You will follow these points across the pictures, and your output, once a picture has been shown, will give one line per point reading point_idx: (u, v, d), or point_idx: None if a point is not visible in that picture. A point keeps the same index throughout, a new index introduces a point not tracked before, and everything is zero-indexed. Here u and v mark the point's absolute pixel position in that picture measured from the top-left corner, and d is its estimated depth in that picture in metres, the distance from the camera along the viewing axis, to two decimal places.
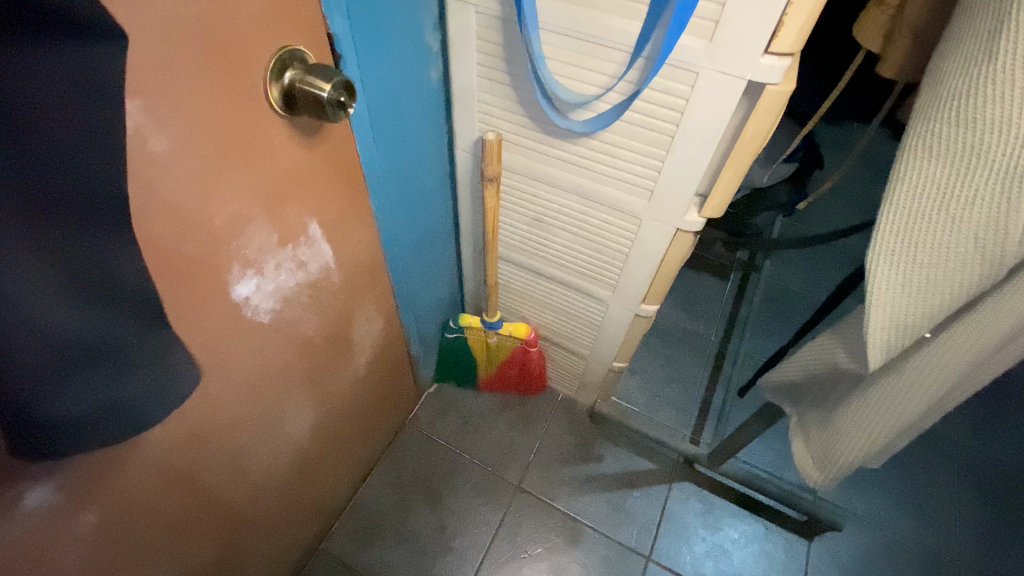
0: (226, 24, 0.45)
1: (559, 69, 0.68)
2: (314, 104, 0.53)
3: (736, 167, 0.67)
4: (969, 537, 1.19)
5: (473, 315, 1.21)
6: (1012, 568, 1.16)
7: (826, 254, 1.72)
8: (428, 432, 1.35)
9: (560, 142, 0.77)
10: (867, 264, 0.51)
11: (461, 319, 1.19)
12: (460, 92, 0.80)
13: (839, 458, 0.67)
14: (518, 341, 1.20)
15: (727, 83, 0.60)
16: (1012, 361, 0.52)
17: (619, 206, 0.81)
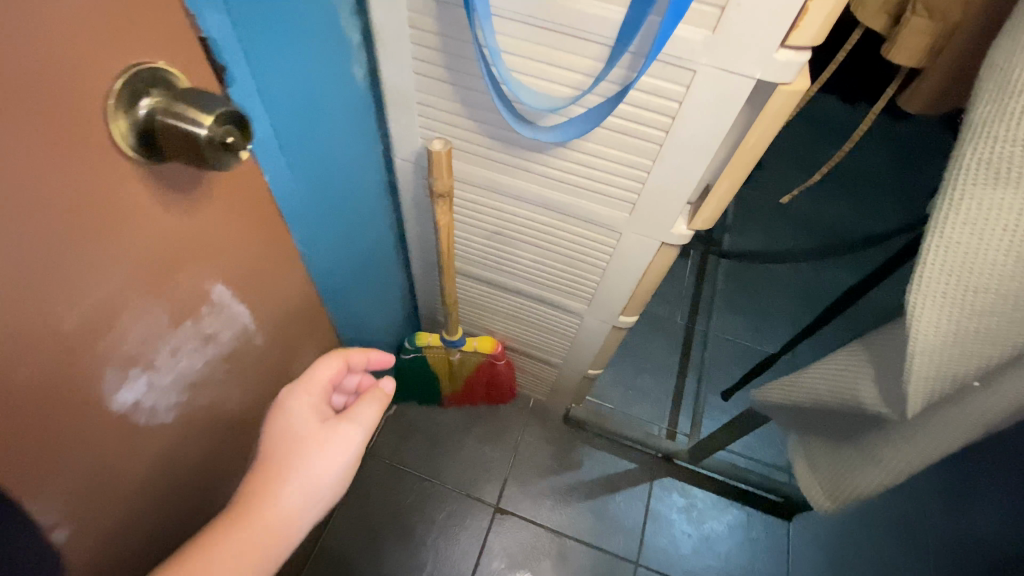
0: (12, 45, 0.28)
1: (520, 67, 0.54)
2: (187, 147, 0.37)
3: (732, 178, 0.57)
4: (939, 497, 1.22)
5: (433, 332, 1.08)
6: (981, 517, 1.17)
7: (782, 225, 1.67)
8: (392, 460, 1.23)
9: (521, 152, 0.64)
10: (909, 306, 0.43)
11: (420, 339, 1.06)
12: (393, 93, 0.64)
13: (851, 487, 0.62)
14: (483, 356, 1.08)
15: (732, 83, 0.48)
16: None
17: (594, 220, 0.70)
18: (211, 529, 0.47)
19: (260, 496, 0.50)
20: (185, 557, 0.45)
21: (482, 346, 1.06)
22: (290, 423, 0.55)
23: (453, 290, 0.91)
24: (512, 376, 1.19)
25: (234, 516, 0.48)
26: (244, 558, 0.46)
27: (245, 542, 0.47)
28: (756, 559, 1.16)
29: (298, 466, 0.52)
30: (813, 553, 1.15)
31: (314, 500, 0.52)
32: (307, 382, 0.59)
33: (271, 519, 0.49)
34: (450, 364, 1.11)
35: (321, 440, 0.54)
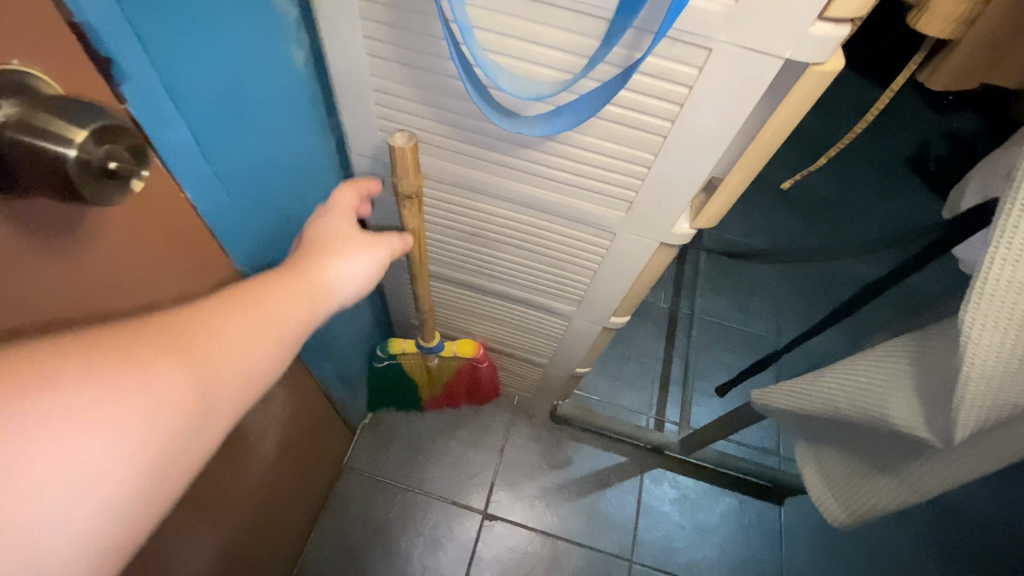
0: None
1: (496, 47, 0.44)
2: (51, 175, 0.27)
3: (744, 173, 0.50)
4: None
5: (408, 338, 0.98)
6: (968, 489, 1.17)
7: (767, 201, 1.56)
8: (371, 472, 1.15)
9: (499, 145, 0.55)
10: (964, 326, 0.38)
11: (394, 346, 0.96)
12: (343, 78, 0.54)
13: (867, 501, 0.57)
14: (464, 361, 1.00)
15: (754, 64, 0.40)
16: None
17: (584, 219, 0.62)
18: (236, 296, 0.38)
19: (289, 281, 0.42)
20: (195, 314, 0.35)
21: (462, 351, 0.98)
22: (324, 236, 0.49)
23: (426, 296, 0.82)
24: (495, 378, 1.12)
25: (262, 290, 0.40)
26: (262, 333, 0.38)
27: (262, 322, 0.38)
28: (750, 547, 1.14)
29: (326, 267, 0.46)
30: (805, 536, 1.15)
31: (333, 302, 0.46)
32: (334, 206, 0.53)
33: (292, 302, 0.41)
34: (429, 372, 1.01)
35: (349, 250, 0.49)
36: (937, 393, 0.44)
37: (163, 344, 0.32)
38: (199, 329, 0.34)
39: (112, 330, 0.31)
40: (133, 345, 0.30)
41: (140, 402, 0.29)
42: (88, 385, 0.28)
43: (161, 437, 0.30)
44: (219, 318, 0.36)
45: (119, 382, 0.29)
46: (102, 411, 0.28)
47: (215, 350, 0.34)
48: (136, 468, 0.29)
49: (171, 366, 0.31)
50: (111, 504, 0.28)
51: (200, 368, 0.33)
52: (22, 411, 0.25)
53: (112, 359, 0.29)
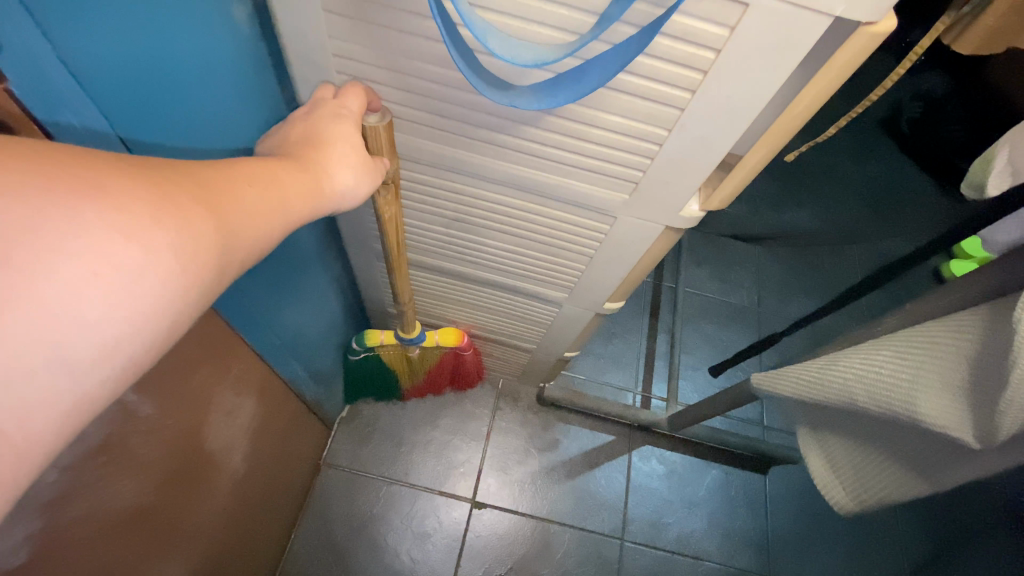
0: None
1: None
2: None
3: (767, 151, 0.44)
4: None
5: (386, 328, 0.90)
6: None
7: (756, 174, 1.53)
8: (351, 467, 1.10)
9: (489, 120, 0.47)
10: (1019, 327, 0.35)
11: (370, 339, 0.88)
12: (296, 42, 0.44)
13: (878, 490, 0.55)
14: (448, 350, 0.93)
15: (797, 23, 0.34)
16: None
17: (581, 202, 0.55)
18: (259, 167, 0.33)
19: (300, 172, 0.36)
20: (219, 170, 0.30)
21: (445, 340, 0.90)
22: (332, 133, 0.41)
23: (406, 285, 0.74)
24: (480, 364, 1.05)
25: (278, 171, 0.34)
26: (283, 209, 0.33)
27: (281, 195, 0.33)
28: (738, 518, 1.15)
29: (332, 170, 0.39)
30: (791, 504, 1.17)
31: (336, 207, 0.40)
32: (340, 98, 0.44)
33: (304, 194, 0.35)
34: (410, 362, 0.94)
35: (359, 154, 0.42)
36: (982, 392, 0.41)
37: (195, 182, 0.27)
38: (226, 183, 0.29)
39: (136, 158, 0.26)
40: (168, 178, 0.26)
41: (180, 234, 0.25)
42: (127, 205, 0.23)
43: (193, 280, 0.26)
44: (247, 177, 0.31)
45: (159, 212, 0.24)
46: (143, 232, 0.23)
47: (241, 203, 0.30)
48: (167, 303, 0.25)
49: (205, 205, 0.27)
50: (136, 337, 0.24)
51: (228, 220, 0.28)
52: (56, 213, 0.21)
53: (152, 185, 0.25)
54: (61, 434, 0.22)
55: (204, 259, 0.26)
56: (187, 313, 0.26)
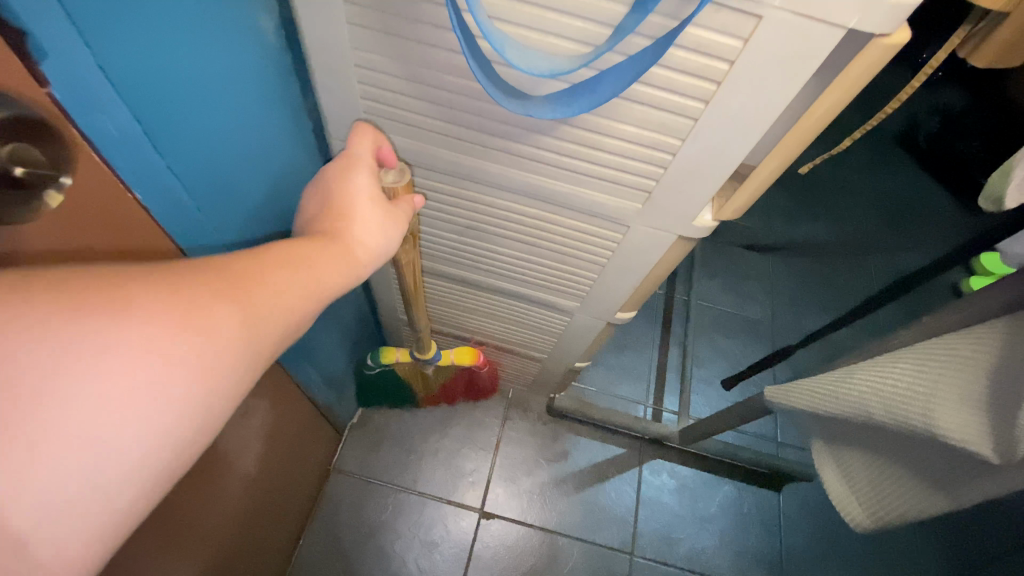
0: None
1: (505, 11, 0.37)
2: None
3: (781, 161, 0.44)
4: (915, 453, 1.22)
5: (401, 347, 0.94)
6: None
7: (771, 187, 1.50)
8: (360, 473, 1.10)
9: (505, 128, 0.48)
10: None
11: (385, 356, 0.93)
12: (320, 52, 0.46)
13: (896, 507, 0.54)
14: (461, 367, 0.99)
15: (810, 34, 0.34)
16: None
17: (594, 211, 0.56)
18: (292, 254, 0.38)
19: (329, 251, 0.40)
20: (250, 263, 0.35)
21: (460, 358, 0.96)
22: (357, 196, 0.45)
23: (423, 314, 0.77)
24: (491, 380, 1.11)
25: (311, 254, 0.39)
26: (311, 295, 0.38)
27: (309, 280, 0.38)
28: (750, 535, 1.13)
29: (361, 239, 0.43)
30: (805, 522, 1.14)
31: (359, 264, 0.43)
32: (357, 156, 0.47)
33: (335, 278, 0.40)
34: (424, 377, 1.00)
35: (383, 214, 0.46)
36: (1006, 407, 0.40)
37: (227, 285, 0.32)
38: (258, 278, 0.34)
39: (178, 267, 0.31)
40: (203, 288, 0.31)
41: (207, 339, 0.30)
42: (166, 321, 0.28)
43: (222, 376, 0.30)
44: (277, 269, 0.36)
45: (188, 323, 0.29)
46: (176, 342, 0.28)
47: (269, 296, 0.34)
48: (199, 401, 0.29)
49: (230, 309, 0.31)
50: (175, 432, 0.28)
51: (253, 318, 0.33)
52: (110, 337, 0.26)
53: (185, 298, 0.30)
54: (99, 525, 0.26)
55: (229, 359, 0.31)
56: (218, 403, 0.31)
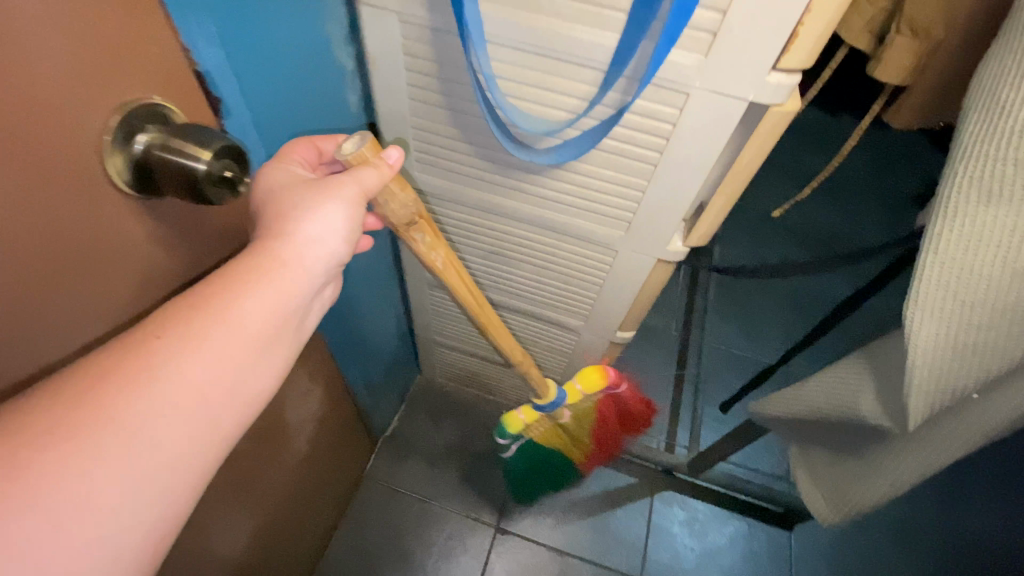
0: (21, 92, 0.28)
1: (515, 91, 0.54)
2: (184, 183, 0.36)
3: (727, 196, 0.58)
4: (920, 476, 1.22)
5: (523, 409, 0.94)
6: (977, 522, 1.18)
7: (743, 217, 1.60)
8: (389, 483, 1.21)
9: (517, 173, 0.65)
10: (907, 323, 0.44)
11: (513, 425, 0.92)
12: (388, 117, 0.64)
13: (852, 502, 0.62)
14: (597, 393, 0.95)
15: (725, 105, 0.49)
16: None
17: (590, 238, 0.70)
18: (197, 303, 0.35)
19: (241, 274, 0.37)
20: (143, 347, 0.33)
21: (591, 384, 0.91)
22: (287, 195, 0.42)
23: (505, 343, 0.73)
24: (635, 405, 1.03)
25: (215, 290, 0.36)
26: (244, 350, 0.36)
27: (238, 334, 0.36)
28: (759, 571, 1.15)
29: (290, 235, 0.40)
30: (817, 562, 1.15)
31: (310, 259, 0.41)
32: (278, 156, 0.46)
33: (263, 310, 0.37)
34: (565, 425, 0.98)
35: (313, 198, 0.42)
36: (894, 386, 0.50)
37: (124, 397, 0.31)
38: (154, 371, 0.32)
39: (62, 393, 0.30)
40: (92, 408, 0.30)
41: (122, 455, 0.30)
42: (62, 461, 0.28)
43: (168, 471, 0.32)
44: (178, 345, 0.33)
45: (89, 453, 0.29)
46: (85, 475, 0.29)
47: (187, 376, 0.33)
48: (152, 500, 0.32)
49: (137, 420, 0.31)
50: (145, 528, 0.31)
51: (167, 416, 0.32)
52: (10, 500, 0.26)
53: (76, 425, 0.29)
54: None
55: (166, 456, 0.32)
56: (182, 486, 0.33)
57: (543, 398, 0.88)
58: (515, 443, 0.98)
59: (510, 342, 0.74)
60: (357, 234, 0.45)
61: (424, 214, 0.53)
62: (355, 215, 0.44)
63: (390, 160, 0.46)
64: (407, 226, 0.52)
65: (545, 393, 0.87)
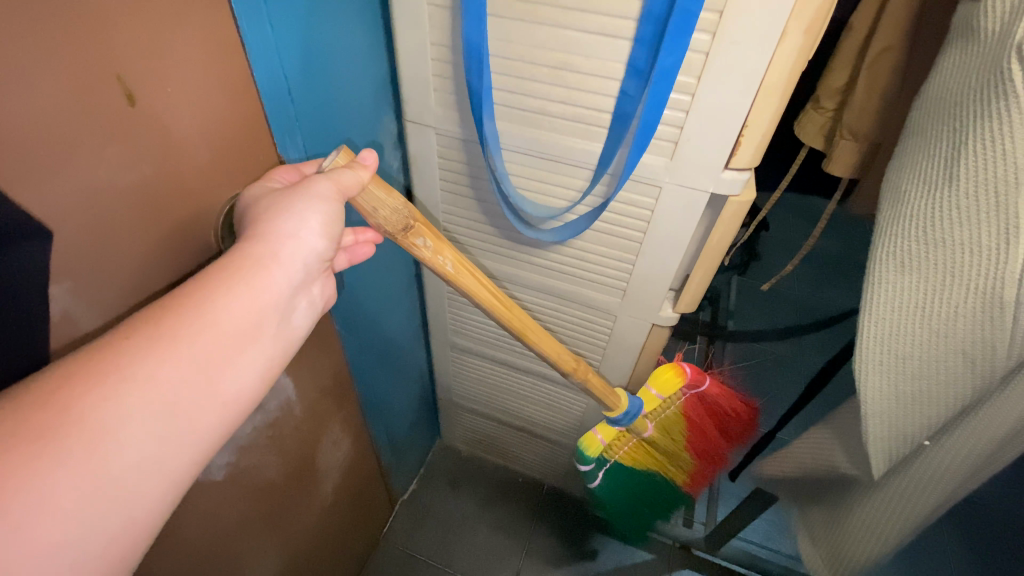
0: (175, 185, 0.42)
1: (524, 185, 0.68)
2: None
3: (706, 269, 0.68)
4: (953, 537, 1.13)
5: (600, 428, 0.92)
6: None
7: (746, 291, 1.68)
8: (405, 546, 1.23)
9: (528, 249, 0.77)
10: (856, 371, 0.53)
11: (592, 443, 0.91)
12: (423, 203, 0.79)
13: (849, 562, 0.68)
14: (678, 394, 0.91)
15: (691, 195, 0.61)
16: (996, 471, 0.53)
17: (593, 305, 0.80)
18: (176, 302, 0.34)
19: (221, 272, 0.37)
20: (111, 349, 0.31)
21: (670, 386, 0.88)
22: (260, 203, 0.42)
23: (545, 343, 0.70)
24: (727, 407, 0.93)
25: (194, 288, 0.35)
26: (219, 352, 0.35)
27: (216, 333, 0.35)
28: None
29: (274, 232, 0.40)
30: None
31: (292, 255, 0.40)
32: (269, 175, 0.47)
33: (245, 310, 0.37)
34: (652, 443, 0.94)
35: (292, 199, 0.41)
36: (852, 439, 0.60)
37: (92, 399, 0.29)
38: (122, 372, 0.30)
39: (32, 395, 0.28)
40: (59, 410, 0.28)
41: (94, 459, 0.28)
42: (33, 466, 0.26)
43: (140, 478, 0.30)
44: (153, 346, 0.32)
45: (57, 457, 0.27)
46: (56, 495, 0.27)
47: (159, 378, 0.32)
48: (119, 514, 0.30)
49: (104, 424, 0.29)
50: (108, 543, 0.29)
51: (138, 418, 0.30)
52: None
53: (42, 429, 0.27)
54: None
55: (137, 463, 0.30)
56: (151, 498, 0.31)
57: (614, 410, 0.84)
58: (601, 469, 0.96)
59: (559, 350, 0.72)
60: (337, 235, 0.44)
61: (422, 219, 0.52)
62: (333, 214, 0.42)
63: (366, 162, 0.46)
64: (406, 232, 0.50)
65: (614, 406, 0.83)
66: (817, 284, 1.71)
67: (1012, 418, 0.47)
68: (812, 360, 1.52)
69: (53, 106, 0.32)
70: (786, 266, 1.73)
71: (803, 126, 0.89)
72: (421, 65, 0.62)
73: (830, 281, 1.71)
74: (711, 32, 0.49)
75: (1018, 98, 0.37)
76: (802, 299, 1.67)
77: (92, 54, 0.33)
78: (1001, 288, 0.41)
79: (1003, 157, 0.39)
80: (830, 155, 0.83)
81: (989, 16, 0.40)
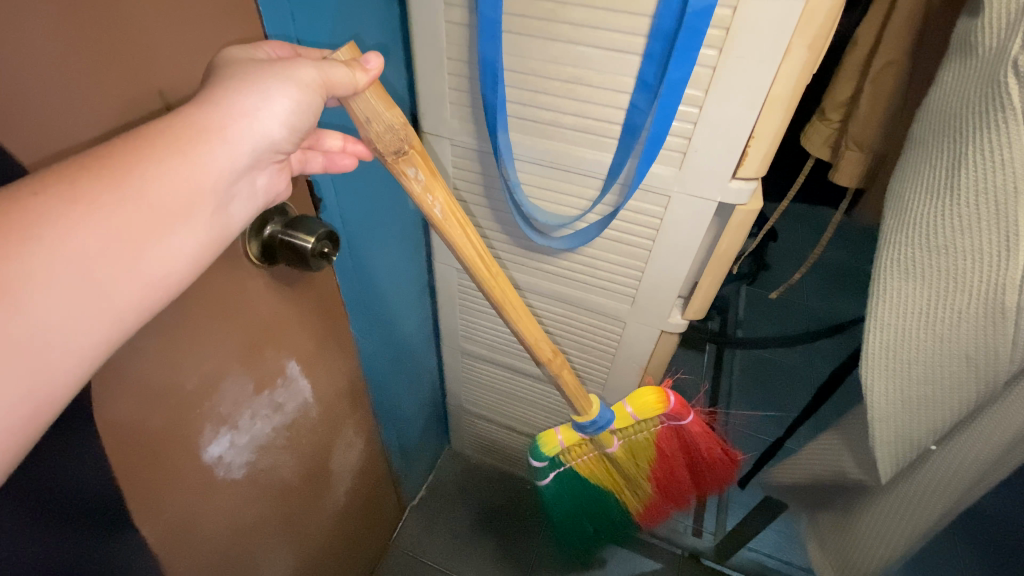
0: None
1: (535, 193, 0.70)
2: (295, 256, 0.50)
3: (714, 277, 0.69)
4: (964, 543, 1.12)
5: (563, 430, 0.89)
6: None
7: (755, 300, 1.68)
8: (415, 552, 1.23)
9: (537, 256, 0.79)
10: (863, 377, 0.54)
11: (551, 444, 0.87)
12: None
13: (862, 566, 0.68)
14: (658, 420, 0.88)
15: (700, 205, 0.62)
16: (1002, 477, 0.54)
17: (602, 311, 0.82)
18: (96, 162, 0.29)
19: (155, 134, 0.31)
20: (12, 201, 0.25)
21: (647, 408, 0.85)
22: (237, 65, 0.37)
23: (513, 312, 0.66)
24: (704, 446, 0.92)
25: (125, 146, 0.30)
26: (149, 226, 0.30)
27: (147, 207, 0.30)
28: None
29: (225, 107, 0.34)
30: None
31: (255, 131, 0.36)
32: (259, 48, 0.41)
33: (186, 184, 0.32)
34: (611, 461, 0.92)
35: (263, 76, 0.36)
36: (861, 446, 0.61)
37: None
38: (28, 230, 0.25)
39: None
40: None
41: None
42: None
43: (50, 361, 0.27)
44: (70, 207, 0.27)
45: None
46: None
47: (73, 246, 0.27)
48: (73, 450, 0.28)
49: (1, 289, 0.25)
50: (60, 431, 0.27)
51: (50, 286, 0.26)
52: None
53: None
54: None
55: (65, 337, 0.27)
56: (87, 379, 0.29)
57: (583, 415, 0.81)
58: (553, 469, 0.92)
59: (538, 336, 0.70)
60: (303, 128, 0.40)
61: (418, 148, 0.49)
62: (308, 101, 0.38)
63: (367, 67, 0.41)
64: (395, 157, 0.47)
65: (586, 410, 0.80)
66: (826, 294, 1.71)
67: (1015, 424, 0.48)
68: (822, 370, 1.52)
69: (96, 120, 0.34)
70: (795, 275, 1.72)
71: (807, 137, 0.91)
72: (438, 79, 0.65)
73: (839, 290, 1.71)
74: (717, 47, 0.51)
75: (1014, 110, 0.38)
76: (811, 309, 1.68)
77: (135, 71, 0.35)
78: (1002, 294, 0.42)
79: (1002, 167, 0.40)
80: (834, 166, 0.85)
81: (986, 33, 0.42)
